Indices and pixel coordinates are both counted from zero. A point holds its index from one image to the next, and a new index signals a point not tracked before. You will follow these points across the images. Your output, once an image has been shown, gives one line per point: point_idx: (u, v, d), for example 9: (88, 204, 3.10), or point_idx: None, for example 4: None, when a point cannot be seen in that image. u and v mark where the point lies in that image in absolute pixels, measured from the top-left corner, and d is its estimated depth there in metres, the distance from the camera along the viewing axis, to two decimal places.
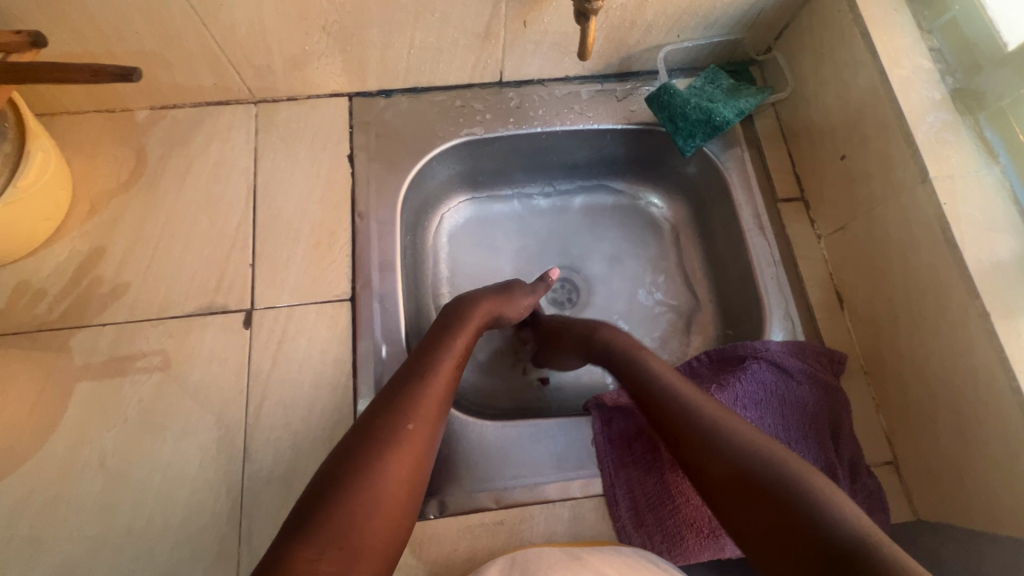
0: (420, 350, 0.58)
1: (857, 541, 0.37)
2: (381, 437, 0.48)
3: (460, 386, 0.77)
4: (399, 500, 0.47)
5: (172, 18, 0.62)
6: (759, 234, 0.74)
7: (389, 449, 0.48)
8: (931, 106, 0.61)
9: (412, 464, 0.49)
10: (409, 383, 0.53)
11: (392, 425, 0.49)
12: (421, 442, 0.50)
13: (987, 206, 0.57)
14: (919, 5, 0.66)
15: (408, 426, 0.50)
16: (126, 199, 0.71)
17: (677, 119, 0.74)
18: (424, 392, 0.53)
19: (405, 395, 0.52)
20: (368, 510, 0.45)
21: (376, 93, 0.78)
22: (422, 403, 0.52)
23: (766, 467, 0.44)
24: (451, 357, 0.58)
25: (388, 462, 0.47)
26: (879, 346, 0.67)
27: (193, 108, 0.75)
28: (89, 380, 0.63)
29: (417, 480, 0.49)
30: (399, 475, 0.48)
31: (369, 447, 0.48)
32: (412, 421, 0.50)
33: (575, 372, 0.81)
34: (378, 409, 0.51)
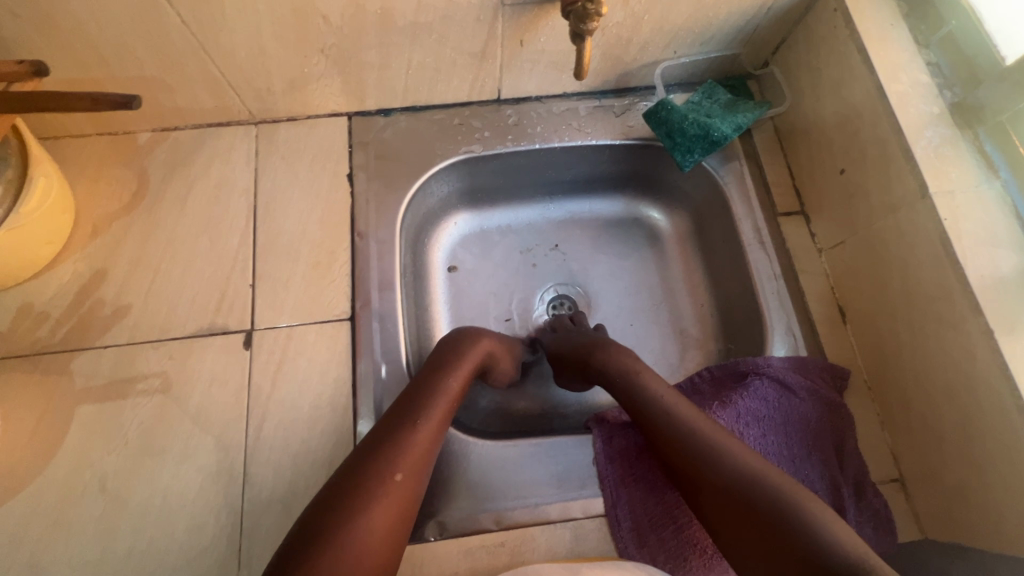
0: (414, 390, 0.58)
1: (851, 564, 0.41)
2: (369, 484, 0.48)
3: (497, 400, 0.79)
4: (378, 552, 0.46)
5: (173, 45, 0.63)
6: (759, 248, 0.74)
7: (373, 499, 0.48)
8: (929, 120, 0.61)
9: (398, 512, 0.49)
10: (401, 427, 0.53)
11: (380, 475, 0.49)
12: (409, 491, 0.50)
13: (987, 222, 0.57)
14: (915, 20, 0.66)
15: (397, 476, 0.50)
16: (128, 221, 0.72)
17: (675, 135, 0.74)
18: (413, 439, 0.53)
19: (395, 442, 0.52)
20: (349, 562, 0.44)
21: (375, 112, 0.79)
22: (412, 453, 0.52)
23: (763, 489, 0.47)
24: (443, 402, 0.57)
25: (373, 510, 0.47)
26: (883, 362, 0.66)
27: (194, 130, 0.76)
28: (90, 403, 0.63)
29: (400, 532, 0.49)
30: (385, 525, 0.47)
31: (352, 496, 0.47)
32: (399, 471, 0.50)
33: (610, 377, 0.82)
34: (367, 453, 0.51)
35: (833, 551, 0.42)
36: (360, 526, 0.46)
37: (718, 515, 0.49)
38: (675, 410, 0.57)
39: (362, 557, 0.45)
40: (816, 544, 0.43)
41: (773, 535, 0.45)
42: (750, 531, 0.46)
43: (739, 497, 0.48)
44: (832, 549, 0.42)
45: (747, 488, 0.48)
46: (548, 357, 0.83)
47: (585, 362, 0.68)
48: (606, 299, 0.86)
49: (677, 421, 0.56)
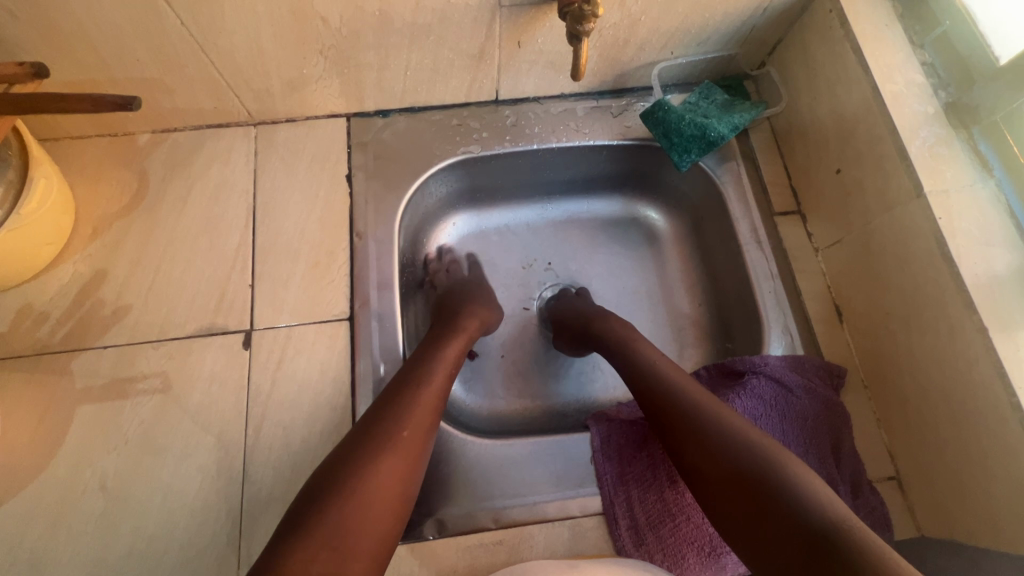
0: (416, 358, 0.60)
1: (827, 526, 0.41)
2: (376, 441, 0.49)
3: (493, 402, 0.79)
4: (388, 503, 0.47)
5: (172, 46, 0.63)
6: (756, 248, 0.75)
7: (382, 452, 0.49)
8: (924, 120, 0.61)
9: (405, 467, 0.49)
10: (403, 388, 0.55)
11: (385, 433, 0.50)
12: (416, 447, 0.51)
13: (981, 220, 0.57)
14: (910, 20, 0.66)
15: (403, 433, 0.51)
16: (128, 221, 0.72)
17: (671, 135, 0.75)
18: (417, 399, 0.54)
19: (400, 401, 0.53)
20: (360, 510, 0.45)
21: (374, 113, 0.79)
22: (416, 411, 0.53)
23: (750, 455, 0.48)
24: (444, 365, 0.59)
25: (381, 465, 0.48)
26: (879, 360, 0.66)
27: (193, 131, 0.76)
28: (91, 403, 0.64)
29: (409, 486, 0.50)
30: (392, 479, 0.48)
31: (361, 452, 0.48)
32: (406, 427, 0.51)
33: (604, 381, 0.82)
34: (374, 414, 0.52)
35: (815, 521, 0.42)
36: (370, 477, 0.47)
37: (702, 485, 0.50)
38: (662, 400, 0.56)
39: (373, 506, 0.46)
40: (794, 506, 0.43)
41: (756, 498, 0.45)
42: (734, 495, 0.47)
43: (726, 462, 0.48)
44: (809, 510, 0.43)
45: (733, 454, 0.48)
46: (544, 358, 0.83)
47: (584, 328, 0.72)
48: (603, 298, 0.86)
49: (664, 412, 0.55)
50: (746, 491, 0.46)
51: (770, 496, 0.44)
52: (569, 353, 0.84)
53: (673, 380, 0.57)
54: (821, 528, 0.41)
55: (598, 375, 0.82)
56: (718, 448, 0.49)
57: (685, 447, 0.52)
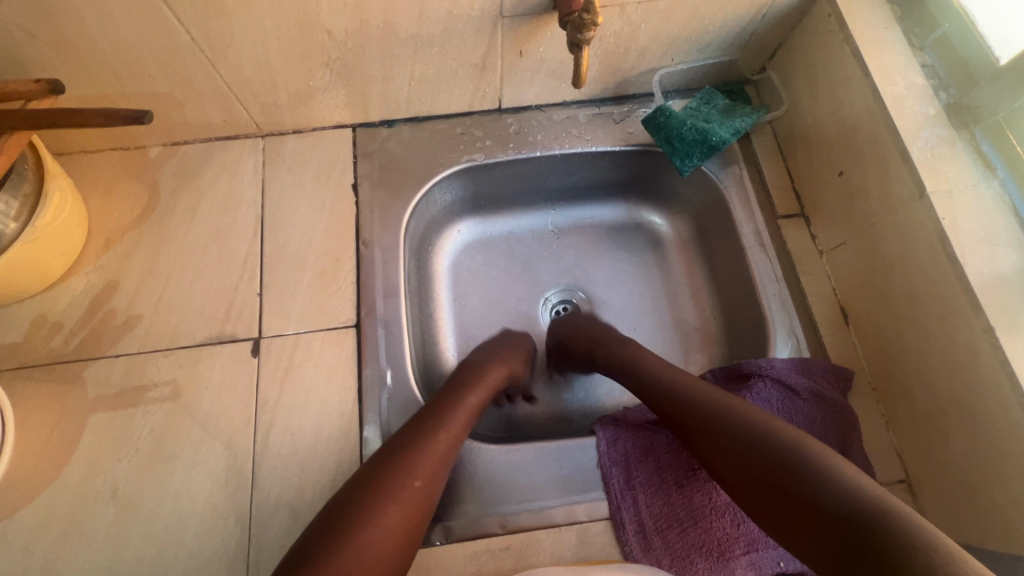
0: (433, 405, 0.60)
1: (855, 509, 0.40)
2: (386, 488, 0.49)
3: (501, 405, 0.80)
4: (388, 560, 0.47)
5: (183, 61, 0.65)
6: (760, 251, 0.75)
7: (390, 499, 0.49)
8: (926, 121, 0.61)
9: (409, 517, 0.49)
10: (418, 436, 0.55)
11: (398, 477, 0.50)
12: (423, 496, 0.51)
13: (986, 221, 0.57)
14: (908, 24, 0.67)
15: (414, 482, 0.51)
16: (140, 232, 0.73)
17: (674, 140, 0.75)
18: (432, 446, 0.54)
19: (413, 449, 0.53)
20: (358, 570, 0.44)
21: (379, 123, 0.80)
22: (427, 460, 0.53)
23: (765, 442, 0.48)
24: (463, 412, 0.60)
25: (387, 510, 0.48)
26: (886, 362, 0.66)
27: (203, 144, 0.78)
28: (103, 411, 0.65)
29: (409, 540, 0.49)
30: (395, 529, 0.48)
31: (371, 495, 0.48)
32: (417, 478, 0.51)
33: (615, 384, 0.82)
34: (388, 456, 0.53)
35: (846, 507, 0.41)
36: (375, 531, 0.46)
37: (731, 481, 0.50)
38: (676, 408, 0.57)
39: (374, 560, 0.45)
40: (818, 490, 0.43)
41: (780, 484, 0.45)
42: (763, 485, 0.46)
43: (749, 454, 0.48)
44: (835, 494, 0.42)
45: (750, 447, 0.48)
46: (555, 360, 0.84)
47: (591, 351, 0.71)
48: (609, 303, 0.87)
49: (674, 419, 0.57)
50: (767, 475, 0.46)
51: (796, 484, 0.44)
52: None
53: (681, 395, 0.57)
54: (850, 512, 0.40)
55: (609, 378, 0.83)
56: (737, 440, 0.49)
57: (704, 445, 0.53)
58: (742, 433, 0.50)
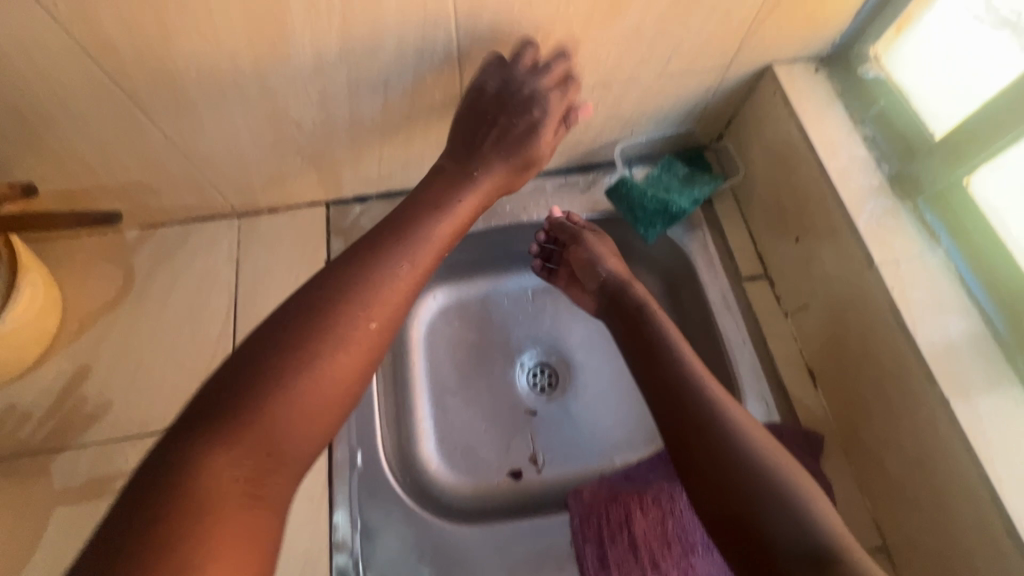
0: (355, 255, 0.53)
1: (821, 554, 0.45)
2: (312, 334, 0.46)
3: (478, 476, 0.79)
4: (331, 405, 0.46)
5: (157, 154, 0.67)
6: (726, 314, 0.76)
7: (308, 365, 0.45)
8: (870, 193, 0.64)
9: (346, 372, 0.47)
10: (336, 296, 0.49)
11: (322, 330, 0.47)
12: (353, 368, 0.48)
13: (934, 289, 0.59)
14: (849, 98, 0.71)
15: (340, 351, 0.47)
16: (113, 317, 0.74)
17: (636, 209, 0.78)
18: (352, 317, 0.48)
19: (326, 314, 0.48)
20: (289, 423, 0.44)
21: (352, 200, 0.83)
22: (355, 329, 0.48)
23: (756, 477, 0.50)
24: (391, 289, 0.52)
25: (315, 368, 0.45)
26: (854, 426, 0.66)
27: (179, 225, 0.80)
28: (68, 504, 0.64)
29: (345, 401, 0.47)
30: (331, 381, 0.46)
31: (293, 349, 0.45)
32: (342, 351, 0.47)
33: (594, 450, 0.82)
34: (308, 316, 0.47)
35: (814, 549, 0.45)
36: (318, 367, 0.46)
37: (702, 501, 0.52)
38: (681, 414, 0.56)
39: (297, 415, 0.44)
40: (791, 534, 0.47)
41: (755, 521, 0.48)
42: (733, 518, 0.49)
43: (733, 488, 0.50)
44: (808, 536, 0.46)
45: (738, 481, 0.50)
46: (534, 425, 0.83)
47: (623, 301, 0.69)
48: (586, 365, 0.87)
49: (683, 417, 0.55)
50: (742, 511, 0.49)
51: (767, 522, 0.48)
52: (558, 421, 0.84)
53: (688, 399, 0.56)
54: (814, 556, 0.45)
55: (589, 443, 0.82)
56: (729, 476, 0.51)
57: (696, 465, 0.53)
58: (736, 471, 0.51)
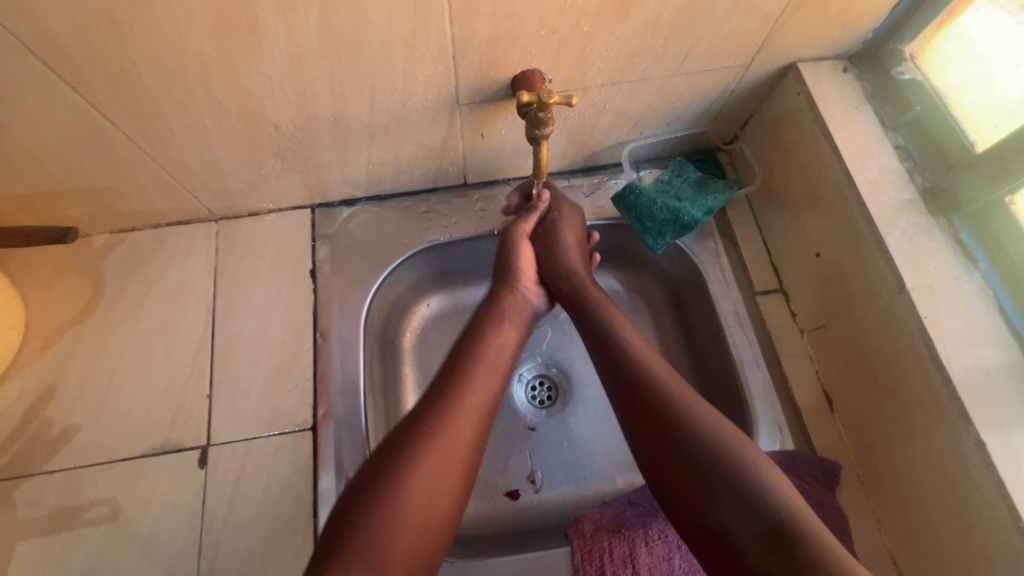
0: (457, 356, 0.59)
1: (783, 515, 0.45)
2: (426, 428, 0.51)
3: (470, 499, 0.75)
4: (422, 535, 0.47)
5: (121, 158, 0.61)
6: (739, 331, 0.71)
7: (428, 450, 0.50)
8: (902, 209, 0.59)
9: (457, 453, 0.51)
10: (449, 381, 0.55)
11: (436, 420, 0.52)
12: (463, 441, 0.52)
13: (972, 320, 0.54)
14: (880, 102, 0.65)
15: (449, 425, 0.52)
16: (81, 331, 0.69)
17: (645, 219, 0.72)
18: (466, 392, 0.54)
19: (438, 403, 0.53)
20: (402, 530, 0.46)
21: (339, 203, 0.77)
22: (464, 400, 0.54)
23: (701, 440, 0.50)
24: (488, 362, 0.58)
25: (433, 460, 0.50)
26: (873, 457, 0.62)
27: (152, 230, 0.74)
28: (33, 537, 0.60)
29: (458, 498, 0.50)
30: (446, 472, 0.50)
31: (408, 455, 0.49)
32: (451, 422, 0.52)
33: (594, 470, 0.78)
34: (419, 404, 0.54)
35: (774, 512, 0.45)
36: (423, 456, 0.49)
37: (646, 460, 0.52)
38: (627, 373, 0.56)
39: (412, 523, 0.47)
40: (740, 493, 0.46)
41: (703, 482, 0.48)
42: (680, 485, 0.49)
43: (684, 450, 0.50)
44: (767, 500, 0.46)
45: (688, 445, 0.50)
46: (534, 443, 0.79)
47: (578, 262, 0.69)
48: (586, 379, 0.83)
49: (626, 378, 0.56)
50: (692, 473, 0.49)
51: (716, 484, 0.47)
52: (558, 438, 0.79)
53: (636, 363, 0.56)
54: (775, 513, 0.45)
55: (589, 462, 0.78)
56: (675, 439, 0.50)
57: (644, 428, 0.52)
58: (684, 435, 0.50)
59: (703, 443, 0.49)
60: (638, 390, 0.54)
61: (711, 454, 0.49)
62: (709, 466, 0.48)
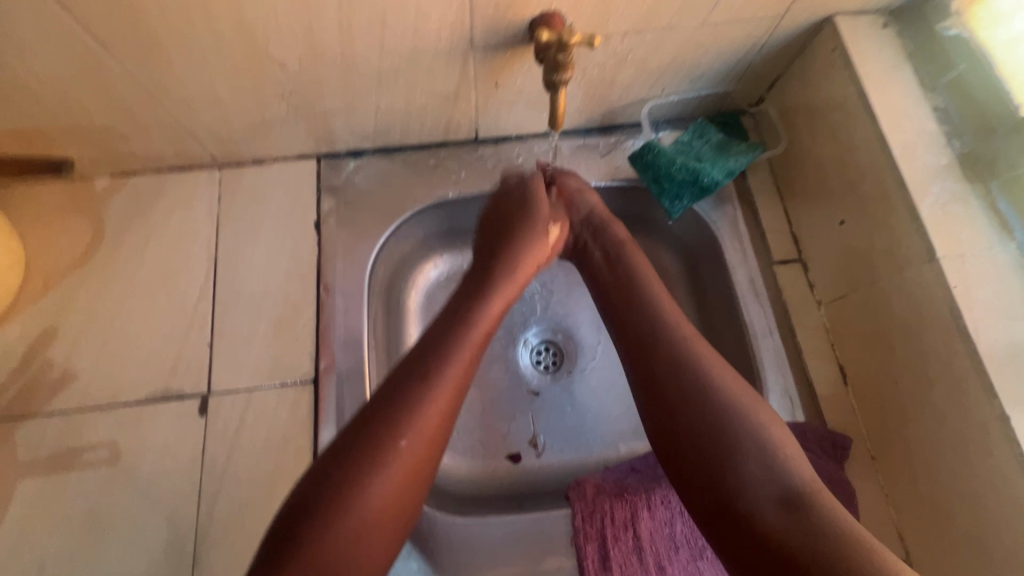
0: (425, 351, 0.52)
1: (799, 486, 0.46)
2: (382, 442, 0.46)
3: (470, 460, 0.74)
4: (377, 531, 0.45)
5: (121, 94, 0.59)
6: (754, 300, 0.69)
7: (381, 469, 0.45)
8: (937, 173, 0.56)
9: (410, 471, 0.47)
10: (412, 383, 0.49)
11: (390, 435, 0.46)
12: (419, 451, 0.47)
13: (1003, 291, 0.52)
14: (920, 61, 0.61)
15: (407, 436, 0.47)
16: (82, 274, 0.68)
17: (662, 180, 0.69)
18: (428, 400, 0.48)
19: (400, 410, 0.47)
20: (350, 543, 0.43)
21: (345, 154, 0.74)
22: (426, 411, 0.48)
23: (718, 407, 0.50)
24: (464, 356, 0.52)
25: (383, 478, 0.45)
26: (886, 431, 0.60)
27: (154, 175, 0.72)
28: (34, 476, 0.60)
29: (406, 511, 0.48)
30: (398, 488, 0.46)
31: (362, 464, 0.45)
32: (409, 432, 0.47)
33: (596, 437, 0.77)
34: (376, 410, 0.48)
35: (789, 481, 0.46)
36: (375, 479, 0.45)
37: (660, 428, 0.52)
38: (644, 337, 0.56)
39: (360, 540, 0.44)
40: (752, 461, 0.48)
41: (717, 451, 0.49)
42: (696, 457, 0.50)
43: (701, 418, 0.50)
44: (780, 469, 0.47)
45: (706, 412, 0.50)
46: (537, 408, 0.78)
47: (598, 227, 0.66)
48: (592, 345, 0.82)
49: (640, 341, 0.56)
50: (707, 443, 0.49)
51: (730, 455, 0.48)
52: (562, 404, 0.78)
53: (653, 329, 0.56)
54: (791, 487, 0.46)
55: (593, 429, 0.77)
56: (692, 403, 0.51)
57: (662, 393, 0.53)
58: (701, 400, 0.51)
59: (722, 409, 0.50)
60: (653, 355, 0.55)
61: (730, 420, 0.50)
62: (722, 440, 0.49)
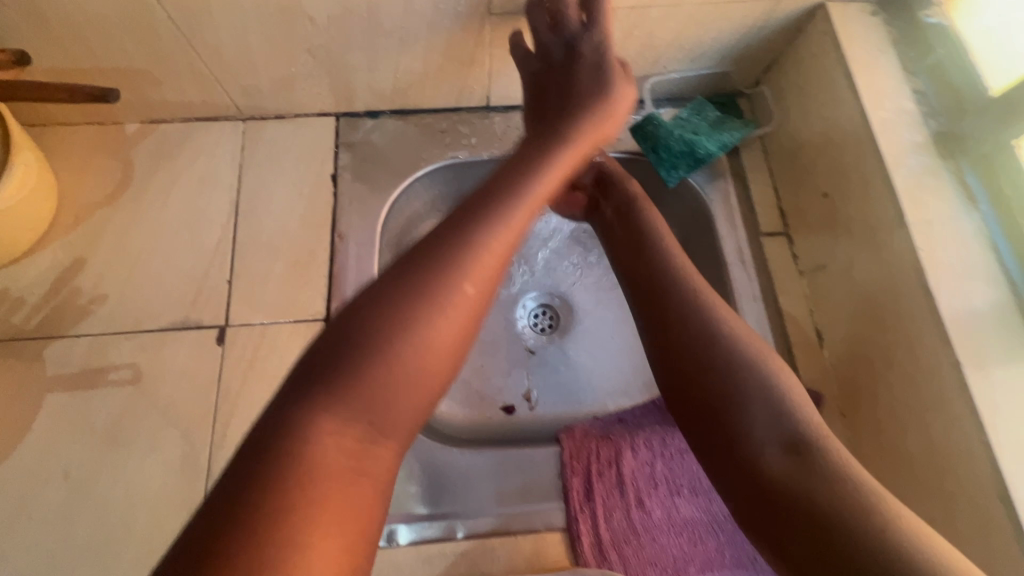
0: (474, 202, 0.44)
1: (809, 435, 0.45)
2: (427, 288, 0.40)
3: (467, 409, 0.79)
4: (422, 384, 0.39)
5: (160, 39, 0.63)
6: (741, 268, 0.73)
7: (427, 311, 0.39)
8: (912, 149, 0.61)
9: (462, 320, 0.40)
10: (461, 229, 0.42)
11: (438, 279, 0.40)
12: (474, 301, 0.41)
13: (965, 256, 0.57)
14: (903, 47, 0.66)
15: (464, 288, 0.40)
16: (111, 211, 0.72)
17: (660, 149, 0.74)
18: (487, 243, 0.42)
19: (443, 254, 0.41)
20: (395, 384, 0.38)
21: (363, 113, 0.79)
22: (479, 254, 0.41)
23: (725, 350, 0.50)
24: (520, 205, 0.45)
25: (430, 323, 0.39)
26: (855, 388, 0.65)
27: (182, 123, 0.76)
28: (61, 391, 0.64)
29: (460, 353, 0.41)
30: (446, 332, 0.40)
31: (404, 311, 0.39)
32: (468, 283, 0.40)
33: (586, 394, 0.81)
34: (417, 258, 0.41)
35: (793, 426, 0.46)
36: (421, 324, 0.39)
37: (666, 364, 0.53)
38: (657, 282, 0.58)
39: (408, 385, 0.39)
40: (753, 401, 0.47)
41: (719, 391, 0.49)
42: (696, 395, 0.50)
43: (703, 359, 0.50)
44: (787, 415, 0.46)
45: (711, 353, 0.51)
46: (533, 365, 0.82)
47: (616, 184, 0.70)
48: (586, 309, 0.86)
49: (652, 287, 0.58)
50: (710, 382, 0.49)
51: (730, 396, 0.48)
52: (555, 362, 0.83)
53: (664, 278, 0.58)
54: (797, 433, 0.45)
55: (583, 386, 0.82)
56: (700, 344, 0.51)
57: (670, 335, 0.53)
58: (707, 342, 0.51)
59: (733, 352, 0.50)
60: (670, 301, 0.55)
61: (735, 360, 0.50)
62: (722, 385, 0.49)
